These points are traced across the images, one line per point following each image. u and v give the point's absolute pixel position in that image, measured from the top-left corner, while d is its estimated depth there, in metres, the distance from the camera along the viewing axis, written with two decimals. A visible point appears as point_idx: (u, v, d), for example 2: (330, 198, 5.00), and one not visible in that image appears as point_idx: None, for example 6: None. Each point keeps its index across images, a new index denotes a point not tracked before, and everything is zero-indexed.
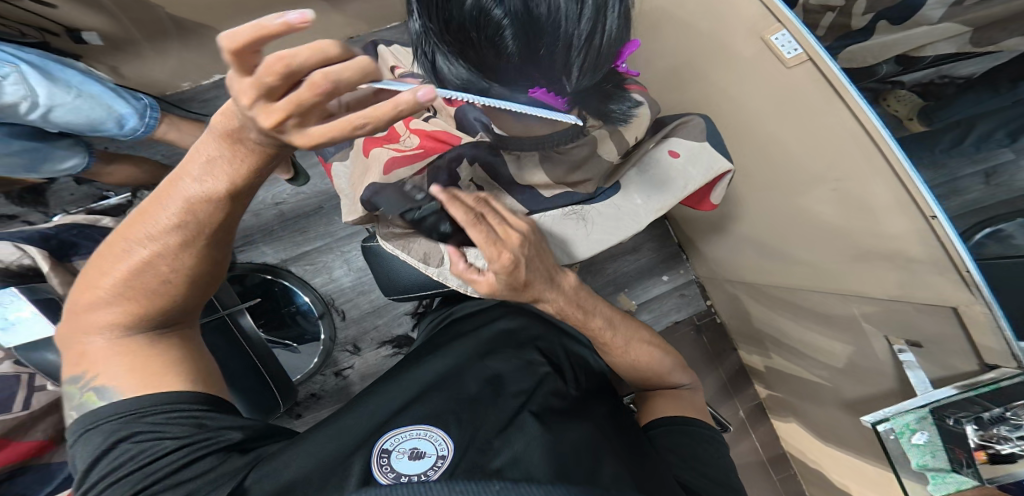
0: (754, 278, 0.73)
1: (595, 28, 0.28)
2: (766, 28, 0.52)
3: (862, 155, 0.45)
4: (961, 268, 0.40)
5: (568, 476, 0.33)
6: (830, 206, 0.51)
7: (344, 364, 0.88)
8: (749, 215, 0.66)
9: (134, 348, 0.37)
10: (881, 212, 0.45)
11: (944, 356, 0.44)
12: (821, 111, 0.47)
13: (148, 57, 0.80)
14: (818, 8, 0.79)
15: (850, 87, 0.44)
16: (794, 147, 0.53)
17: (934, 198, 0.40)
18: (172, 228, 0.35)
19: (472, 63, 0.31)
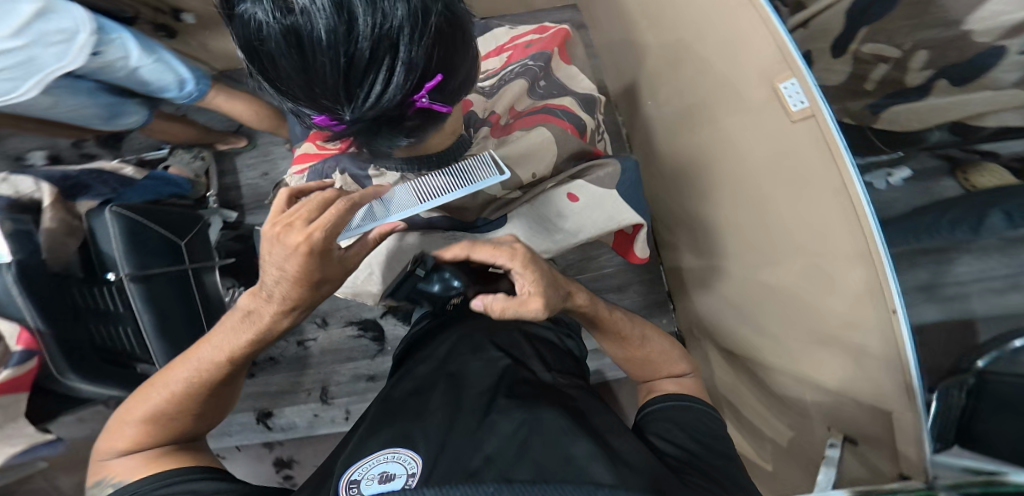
0: (733, 325, 0.80)
1: (338, 56, 0.39)
2: (778, 73, 0.57)
3: (850, 239, 0.50)
4: (907, 369, 0.47)
5: (546, 474, 0.37)
6: (793, 268, 0.61)
7: (310, 335, 1.12)
8: (731, 269, 0.77)
9: (149, 458, 0.49)
10: (853, 299, 0.52)
11: (873, 459, 0.55)
12: (818, 185, 0.53)
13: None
14: (862, 58, 0.83)
15: (852, 174, 0.49)
16: (780, 212, 0.61)
17: (898, 295, 0.47)
18: (190, 371, 0.51)
19: (267, 68, 0.43)
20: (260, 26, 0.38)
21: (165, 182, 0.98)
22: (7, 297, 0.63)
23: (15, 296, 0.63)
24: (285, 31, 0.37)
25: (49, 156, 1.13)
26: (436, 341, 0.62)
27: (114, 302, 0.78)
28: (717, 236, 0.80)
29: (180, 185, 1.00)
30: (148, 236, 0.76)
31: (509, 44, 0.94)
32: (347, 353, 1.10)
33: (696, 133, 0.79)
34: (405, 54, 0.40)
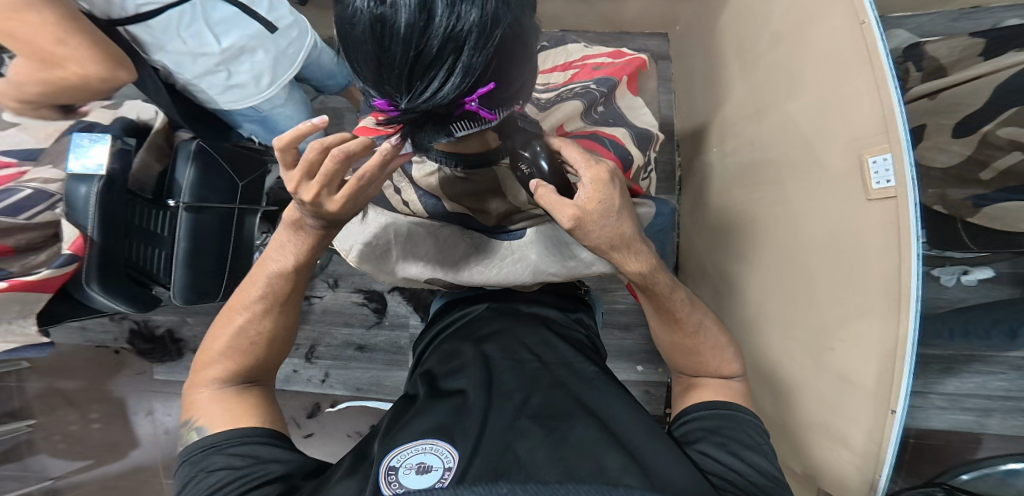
0: (741, 354, 0.81)
1: (420, 40, 0.31)
2: (871, 147, 0.52)
3: (879, 334, 0.52)
4: (880, 466, 0.53)
5: (574, 476, 0.34)
6: (817, 335, 0.62)
7: (318, 292, 1.16)
8: (749, 303, 0.79)
9: (224, 395, 0.49)
10: (855, 389, 0.56)
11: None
12: (873, 270, 0.52)
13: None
14: (1004, 144, 0.64)
15: (913, 283, 0.47)
16: (823, 278, 0.60)
17: (904, 403, 0.49)
18: (260, 297, 0.52)
19: (345, 54, 0.36)
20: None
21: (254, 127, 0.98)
22: (83, 205, 0.62)
23: (88, 210, 0.62)
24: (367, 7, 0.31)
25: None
26: (482, 318, 0.62)
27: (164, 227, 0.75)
28: (741, 289, 0.82)
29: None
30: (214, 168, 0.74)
31: (575, 62, 0.89)
32: (347, 320, 1.16)
33: (766, 171, 0.75)
34: (477, 55, 0.33)
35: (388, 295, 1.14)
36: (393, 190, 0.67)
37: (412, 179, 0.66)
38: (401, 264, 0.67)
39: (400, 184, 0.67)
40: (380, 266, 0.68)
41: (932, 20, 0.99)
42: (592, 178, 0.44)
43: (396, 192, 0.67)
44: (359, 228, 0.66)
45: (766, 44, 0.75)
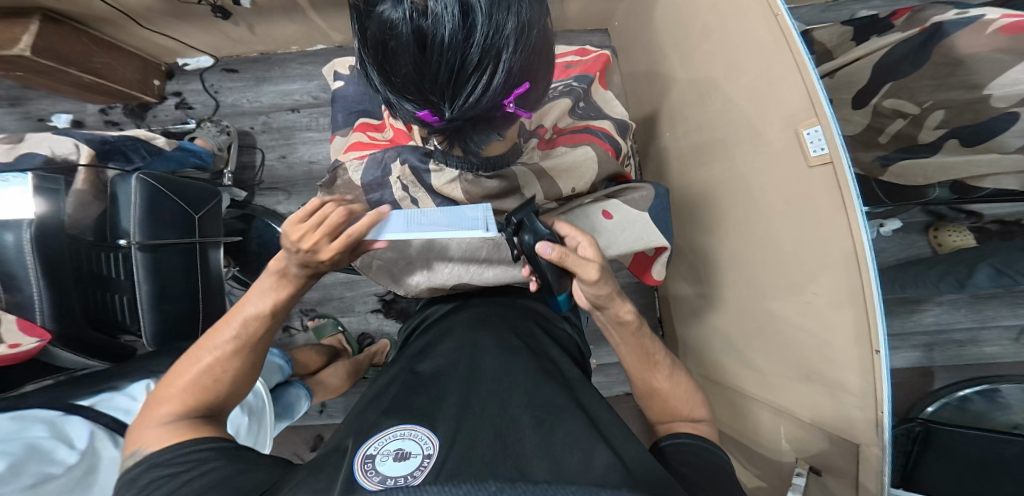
0: (727, 336, 0.84)
1: (466, 44, 0.37)
2: (803, 121, 0.59)
3: (846, 280, 0.56)
4: (879, 409, 0.54)
5: (565, 473, 0.32)
6: (798, 301, 0.65)
7: (295, 324, 1.06)
8: (727, 286, 0.82)
9: (177, 429, 0.42)
10: (839, 335, 0.59)
11: (833, 487, 0.61)
12: (827, 225, 0.57)
13: (278, 18, 1.02)
14: (891, 113, 0.74)
15: (865, 234, 0.53)
16: (789, 244, 0.65)
17: (885, 340, 0.53)
18: (231, 338, 0.46)
19: (382, 74, 0.41)
20: (383, 12, 0.37)
21: (190, 152, 0.96)
22: (14, 252, 0.58)
23: (25, 260, 0.58)
24: (414, 20, 0.36)
25: (75, 121, 1.12)
26: (456, 320, 0.62)
27: (116, 270, 0.71)
28: (717, 268, 0.84)
29: (203, 157, 0.98)
30: (163, 205, 0.72)
31: None
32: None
33: (711, 162, 0.82)
34: (510, 61, 0.39)
35: (368, 316, 1.07)
36: (409, 199, 0.66)
37: (429, 189, 0.65)
38: (427, 277, 0.71)
39: (415, 193, 0.66)
40: (404, 277, 0.73)
41: (807, 13, 1.10)
42: (587, 241, 0.51)
43: (413, 202, 0.66)
44: (382, 246, 0.72)
45: (698, 36, 0.80)
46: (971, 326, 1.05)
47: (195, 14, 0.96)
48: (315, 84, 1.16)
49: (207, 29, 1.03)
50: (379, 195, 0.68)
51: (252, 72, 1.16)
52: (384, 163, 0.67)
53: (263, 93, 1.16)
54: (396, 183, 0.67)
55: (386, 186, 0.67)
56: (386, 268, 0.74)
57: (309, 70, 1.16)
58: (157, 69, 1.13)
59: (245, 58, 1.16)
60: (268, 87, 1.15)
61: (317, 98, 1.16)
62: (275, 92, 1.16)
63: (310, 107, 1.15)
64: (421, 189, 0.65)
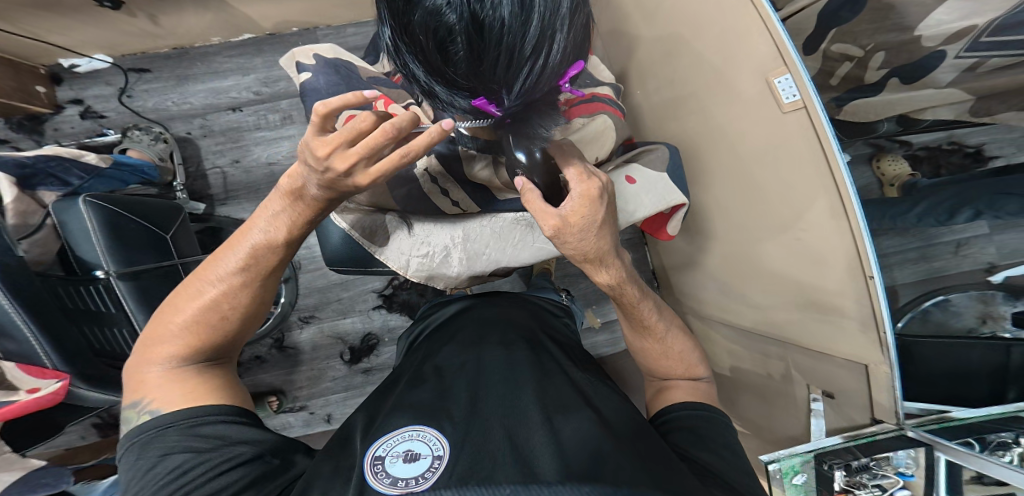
0: (712, 282, 0.83)
1: (526, 25, 0.32)
2: (772, 70, 0.57)
3: (829, 212, 0.54)
4: (881, 331, 0.53)
5: (572, 467, 0.36)
6: (786, 239, 0.62)
7: (296, 332, 1.05)
8: (713, 246, 0.79)
9: (185, 375, 0.44)
10: (829, 266, 0.57)
11: (848, 410, 0.59)
12: (808, 163, 0.55)
13: (187, 6, 0.91)
14: (838, 56, 0.79)
15: (844, 173, 0.51)
16: (771, 186, 0.62)
17: (876, 264, 0.51)
18: (239, 269, 0.46)
19: (423, 64, 0.36)
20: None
21: (130, 168, 0.87)
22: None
23: (5, 308, 0.54)
24: (467, 4, 0.30)
25: None
26: (462, 318, 0.61)
27: (104, 302, 0.68)
28: (702, 218, 0.80)
29: (146, 172, 0.90)
30: (126, 227, 0.69)
31: None
32: (333, 351, 1.06)
33: (672, 127, 0.81)
34: (566, 40, 0.34)
35: (372, 314, 1.06)
36: (439, 192, 0.64)
37: (459, 179, 0.64)
38: (467, 266, 0.63)
39: (445, 185, 0.64)
40: (442, 272, 0.63)
41: None
42: (580, 196, 0.47)
43: (443, 195, 0.64)
44: (413, 243, 0.63)
45: None
46: (927, 245, 1.07)
47: (69, 6, 0.83)
48: (252, 78, 1.07)
49: (97, 25, 0.90)
50: (405, 190, 0.64)
51: (169, 70, 1.06)
52: None
53: (191, 93, 1.06)
54: (423, 176, 0.64)
55: (413, 180, 0.64)
56: (424, 267, 0.63)
57: (243, 63, 1.07)
58: (35, 72, 0.98)
59: (153, 55, 1.05)
60: (196, 87, 1.06)
61: (258, 93, 1.07)
62: (205, 90, 1.06)
63: (253, 103, 1.07)
64: (451, 181, 0.64)
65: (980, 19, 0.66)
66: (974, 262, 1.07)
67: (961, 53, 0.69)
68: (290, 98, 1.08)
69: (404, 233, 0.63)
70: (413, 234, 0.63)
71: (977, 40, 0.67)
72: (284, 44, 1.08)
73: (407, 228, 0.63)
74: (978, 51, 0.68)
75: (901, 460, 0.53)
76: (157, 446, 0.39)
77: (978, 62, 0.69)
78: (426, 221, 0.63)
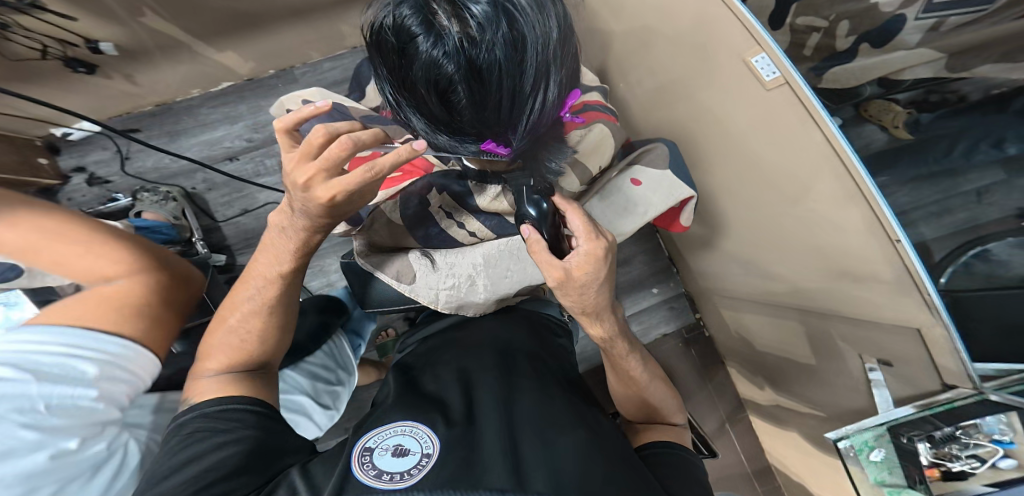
0: (733, 260, 0.83)
1: (521, 72, 0.33)
2: (747, 51, 0.59)
3: (837, 180, 0.54)
4: (924, 292, 0.50)
5: (562, 487, 0.33)
6: (802, 216, 0.61)
7: None
8: (730, 226, 0.79)
9: (228, 380, 0.45)
10: (847, 230, 0.55)
11: (912, 377, 0.57)
12: (805, 134, 0.55)
13: (160, 62, 0.97)
14: (807, 29, 0.90)
15: (843, 142, 0.51)
16: (774, 161, 0.61)
17: (899, 226, 0.50)
18: (256, 286, 0.49)
19: (424, 114, 0.38)
20: (425, 54, 0.32)
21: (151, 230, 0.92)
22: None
23: None
24: (462, 50, 0.31)
25: None
26: (470, 332, 0.60)
27: None
28: (713, 201, 0.80)
29: (165, 231, 0.95)
30: None
31: None
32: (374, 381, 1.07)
33: (662, 116, 0.82)
34: (560, 81, 0.37)
35: None
36: (456, 225, 0.66)
37: (473, 210, 0.64)
38: (493, 290, 0.64)
39: (460, 218, 0.66)
40: (470, 299, 0.64)
41: None
42: (590, 250, 0.45)
43: (461, 227, 0.66)
44: (438, 277, 0.64)
45: None
46: (944, 197, 0.80)
47: (47, 76, 0.89)
48: (240, 125, 1.12)
49: (80, 92, 0.96)
50: (424, 230, 0.66)
51: (158, 127, 1.09)
52: (418, 196, 0.65)
53: (184, 147, 1.10)
54: (439, 214, 0.66)
55: (429, 218, 0.66)
56: (453, 298, 0.64)
57: (228, 111, 1.11)
58: (33, 145, 1.01)
59: (139, 114, 1.08)
60: (189, 140, 1.10)
61: (251, 139, 1.12)
62: (198, 143, 1.10)
63: (248, 150, 1.12)
64: (465, 213, 0.65)
65: None
66: None
67: (920, 16, 0.85)
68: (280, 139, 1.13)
69: (429, 268, 0.64)
70: (438, 268, 0.64)
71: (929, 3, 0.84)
72: (264, 86, 1.12)
73: (431, 264, 0.65)
74: (932, 12, 0.84)
75: (992, 427, 0.51)
76: (183, 429, 0.40)
77: (938, 22, 0.84)
78: (447, 253, 0.66)
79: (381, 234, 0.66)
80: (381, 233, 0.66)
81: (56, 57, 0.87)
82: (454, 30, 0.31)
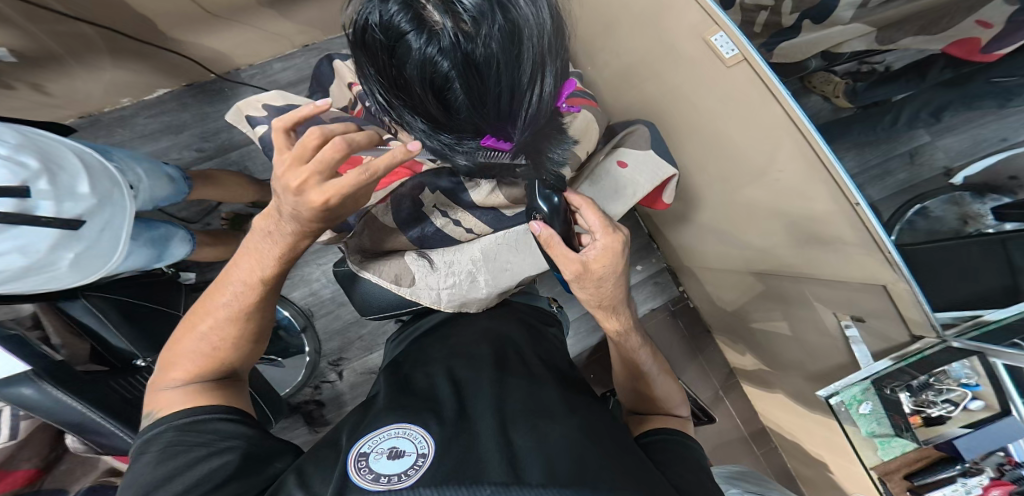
0: (709, 234, 0.86)
1: (519, 63, 0.33)
2: (706, 30, 0.61)
3: (799, 151, 0.57)
4: (884, 249, 0.54)
5: (557, 473, 0.32)
6: (769, 190, 0.65)
7: (327, 377, 1.03)
8: (705, 205, 0.82)
9: (197, 391, 0.42)
10: (812, 199, 0.59)
11: (883, 327, 0.61)
12: (767, 108, 0.58)
13: (81, 74, 0.89)
14: (754, 8, 0.87)
15: (802, 115, 0.55)
16: (737, 137, 0.65)
17: (857, 189, 0.53)
18: (227, 300, 0.45)
19: (418, 113, 0.37)
20: (418, 52, 0.31)
21: None
22: (49, 403, 0.48)
23: (68, 406, 0.49)
24: (458, 46, 0.30)
25: None
26: (459, 332, 0.59)
27: None
28: (684, 179, 0.83)
29: None
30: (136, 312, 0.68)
31: None
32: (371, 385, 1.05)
33: (630, 96, 0.84)
34: (554, 70, 0.37)
35: None
36: (452, 224, 0.65)
37: (468, 206, 0.64)
38: (495, 285, 0.65)
39: (455, 215, 0.65)
40: (473, 295, 0.64)
41: None
42: (607, 245, 0.47)
43: (456, 225, 0.65)
44: (438, 276, 0.64)
45: None
46: (885, 159, 0.99)
47: None
48: (187, 135, 1.06)
49: None
50: (418, 230, 0.66)
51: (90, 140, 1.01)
52: (410, 195, 0.65)
53: None
54: (434, 212, 0.65)
55: (426, 218, 0.65)
56: (456, 295, 0.64)
57: (171, 121, 1.05)
58: None
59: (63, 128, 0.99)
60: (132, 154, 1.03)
61: (202, 149, 1.06)
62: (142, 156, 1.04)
63: (201, 160, 1.06)
64: (460, 210, 0.64)
65: None
66: None
67: None
68: (235, 146, 1.07)
69: (428, 269, 0.65)
70: (437, 268, 0.65)
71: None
72: (207, 92, 1.06)
73: (430, 264, 0.65)
74: None
75: (960, 372, 0.57)
76: (156, 439, 0.38)
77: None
78: (444, 252, 0.66)
79: (381, 235, 0.67)
80: (381, 235, 0.67)
81: None
82: (449, 26, 0.30)
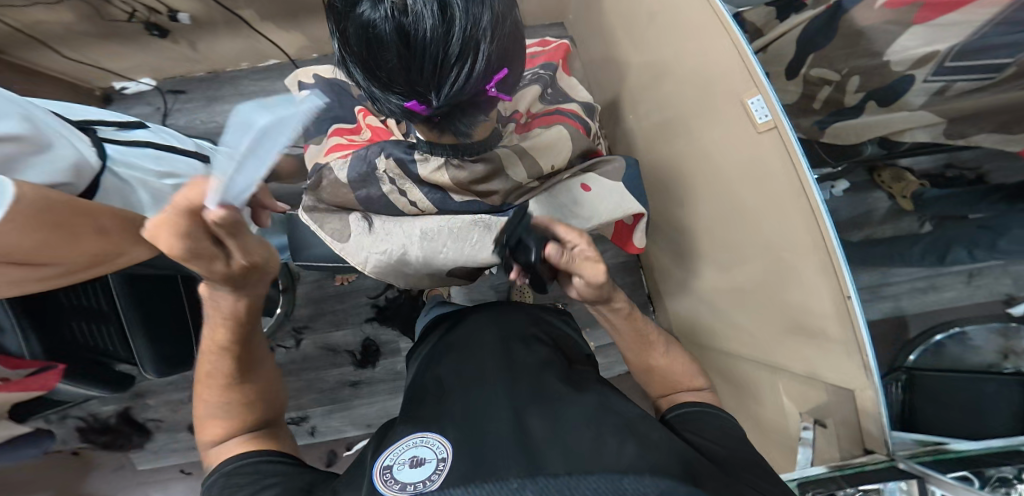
0: (704, 302, 0.84)
1: (444, 34, 0.39)
2: (745, 91, 0.58)
3: (807, 232, 0.54)
4: (864, 351, 0.51)
5: (581, 464, 0.33)
6: (771, 266, 0.62)
7: (284, 342, 1.05)
8: (705, 272, 0.80)
9: (251, 440, 0.44)
10: (808, 287, 0.56)
11: (841, 437, 0.57)
12: (783, 181, 0.55)
13: (222, 35, 1.00)
14: (817, 81, 0.81)
15: (817, 192, 0.51)
16: (750, 204, 0.62)
17: (853, 283, 0.50)
18: (216, 360, 0.45)
19: (363, 69, 0.43)
20: (362, 14, 0.39)
21: None
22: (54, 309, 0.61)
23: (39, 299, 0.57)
24: (396, 16, 0.38)
25: None
26: (461, 327, 0.60)
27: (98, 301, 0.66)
28: (691, 239, 0.81)
29: None
30: None
31: None
32: (324, 361, 1.05)
33: (660, 150, 0.83)
34: (488, 49, 0.41)
35: (364, 325, 1.06)
36: (397, 192, 0.64)
37: (417, 179, 0.63)
38: (423, 263, 0.64)
39: (403, 185, 0.64)
40: (398, 268, 0.65)
41: None
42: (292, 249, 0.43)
43: (401, 195, 0.64)
44: (371, 240, 0.64)
45: (644, 22, 0.78)
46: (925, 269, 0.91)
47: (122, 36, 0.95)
48: None
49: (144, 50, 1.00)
50: (366, 191, 0.65)
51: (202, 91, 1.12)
52: (370, 158, 0.65)
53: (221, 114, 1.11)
54: (382, 178, 0.64)
55: (375, 181, 0.65)
56: (381, 263, 0.64)
57: (265, 86, 1.12)
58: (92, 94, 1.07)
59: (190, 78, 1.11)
60: (224, 108, 1.11)
61: None
62: (230, 112, 1.11)
63: None
64: (408, 181, 0.63)
65: (943, 45, 0.69)
66: (990, 292, 1.01)
67: (930, 77, 0.72)
68: None
69: (364, 230, 0.65)
70: (372, 232, 0.65)
71: (942, 64, 0.70)
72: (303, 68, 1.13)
73: (367, 227, 0.65)
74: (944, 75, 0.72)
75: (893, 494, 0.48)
76: (235, 473, 0.40)
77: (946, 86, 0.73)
78: (387, 219, 0.65)
79: (329, 188, 0.67)
80: (330, 187, 0.67)
81: (140, 20, 0.92)
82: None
